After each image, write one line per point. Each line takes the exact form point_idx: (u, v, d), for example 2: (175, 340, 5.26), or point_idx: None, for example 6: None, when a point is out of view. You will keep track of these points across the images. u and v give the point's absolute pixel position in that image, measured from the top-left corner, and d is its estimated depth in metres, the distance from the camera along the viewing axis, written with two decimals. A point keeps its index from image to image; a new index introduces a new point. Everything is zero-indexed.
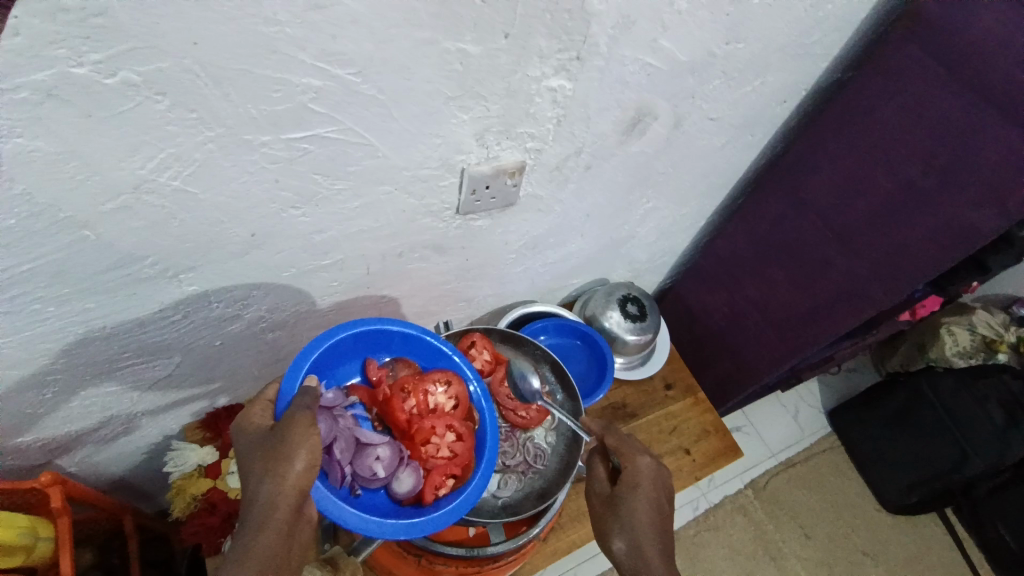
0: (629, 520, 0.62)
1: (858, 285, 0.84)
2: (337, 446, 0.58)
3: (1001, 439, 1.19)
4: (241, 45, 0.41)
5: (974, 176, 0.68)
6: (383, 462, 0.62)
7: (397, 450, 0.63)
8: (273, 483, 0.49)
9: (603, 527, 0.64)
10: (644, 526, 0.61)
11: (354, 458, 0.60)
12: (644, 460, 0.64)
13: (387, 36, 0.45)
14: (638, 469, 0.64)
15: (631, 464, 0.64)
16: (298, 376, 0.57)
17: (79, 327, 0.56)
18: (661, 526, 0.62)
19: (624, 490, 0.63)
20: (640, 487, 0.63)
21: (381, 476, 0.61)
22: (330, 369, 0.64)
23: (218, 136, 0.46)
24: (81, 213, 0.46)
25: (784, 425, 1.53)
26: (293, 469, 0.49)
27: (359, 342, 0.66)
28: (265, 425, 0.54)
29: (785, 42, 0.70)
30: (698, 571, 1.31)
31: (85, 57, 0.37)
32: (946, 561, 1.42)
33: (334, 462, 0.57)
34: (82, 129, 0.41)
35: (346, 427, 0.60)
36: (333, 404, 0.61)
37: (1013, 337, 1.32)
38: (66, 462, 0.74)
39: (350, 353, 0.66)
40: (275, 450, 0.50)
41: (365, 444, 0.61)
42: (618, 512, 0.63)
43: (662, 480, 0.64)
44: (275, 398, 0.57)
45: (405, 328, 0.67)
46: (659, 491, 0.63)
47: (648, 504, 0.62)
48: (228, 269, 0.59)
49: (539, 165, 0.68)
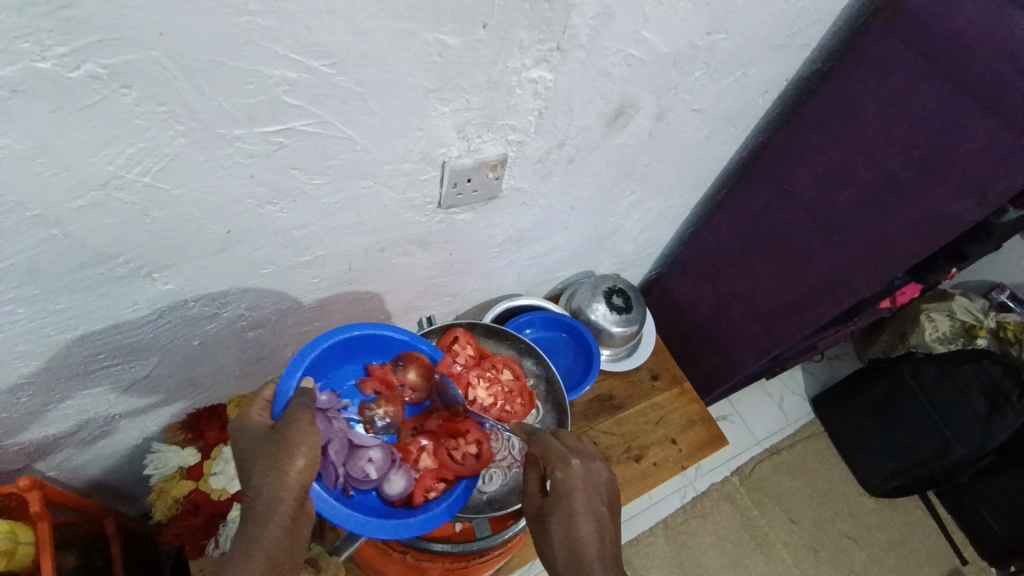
0: (564, 531, 0.56)
1: (840, 275, 0.85)
2: (333, 448, 0.57)
3: (983, 426, 1.22)
4: (212, 37, 0.40)
5: (953, 166, 0.69)
6: (375, 464, 0.61)
7: (390, 451, 0.63)
8: (277, 476, 0.48)
9: (541, 545, 0.58)
10: (582, 532, 0.56)
11: (347, 460, 0.59)
12: (576, 463, 0.59)
13: (364, 28, 0.44)
14: (571, 475, 0.58)
15: (562, 471, 0.58)
16: (295, 377, 0.57)
17: (53, 328, 0.54)
18: (601, 530, 0.56)
19: (557, 501, 0.57)
20: (572, 495, 0.57)
21: (374, 478, 0.60)
22: (324, 371, 0.63)
23: (191, 130, 0.44)
24: (49, 210, 0.45)
25: (769, 414, 1.55)
26: (295, 465, 0.49)
27: (351, 346, 0.65)
28: (265, 423, 0.53)
29: (767, 34, 0.70)
30: (686, 558, 1.33)
31: (50, 50, 0.36)
32: (927, 542, 1.45)
33: (329, 463, 0.56)
34: (49, 124, 0.39)
35: (340, 429, 0.59)
36: (327, 406, 0.60)
37: (992, 323, 1.35)
38: (44, 465, 0.73)
39: (348, 356, 0.66)
40: (281, 444, 0.49)
41: (359, 446, 0.60)
42: (552, 526, 0.57)
43: (595, 480, 0.59)
44: (273, 397, 0.56)
45: (397, 333, 0.66)
46: (593, 492, 0.58)
47: (582, 509, 0.57)
48: (206, 267, 0.58)
49: (522, 159, 0.67)
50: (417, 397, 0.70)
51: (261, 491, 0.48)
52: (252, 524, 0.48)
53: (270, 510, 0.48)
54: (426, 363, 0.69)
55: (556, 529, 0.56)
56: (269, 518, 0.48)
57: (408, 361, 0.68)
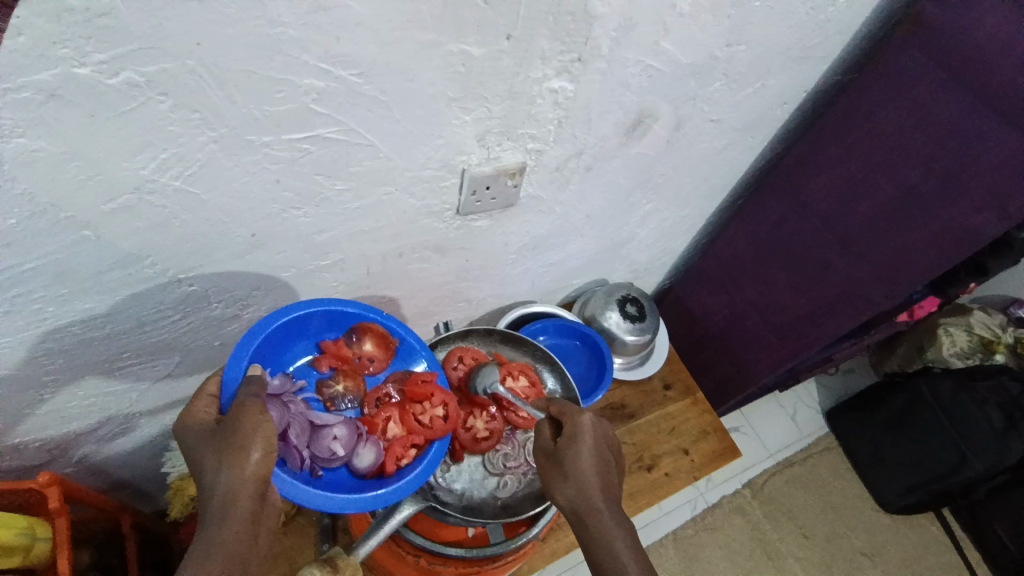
0: (573, 478, 0.58)
1: (857, 288, 0.84)
2: (293, 432, 0.56)
3: (1000, 441, 1.20)
4: (246, 47, 0.41)
5: (975, 179, 0.68)
6: (341, 441, 0.61)
7: (355, 427, 0.63)
8: (232, 470, 0.48)
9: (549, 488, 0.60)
10: (589, 478, 0.58)
11: (310, 442, 0.59)
12: (585, 417, 0.61)
13: (391, 38, 0.45)
14: (580, 425, 0.60)
15: (572, 420, 0.61)
16: (241, 366, 0.55)
17: (80, 327, 0.56)
18: (607, 478, 0.59)
19: (567, 448, 0.59)
20: (581, 443, 0.59)
21: (341, 454, 0.61)
22: (271, 356, 0.61)
23: (220, 136, 0.45)
24: (83, 212, 0.46)
25: (782, 426, 1.54)
26: (250, 459, 0.48)
27: (295, 327, 0.62)
28: (209, 420, 0.52)
29: (786, 45, 0.70)
30: (696, 571, 1.32)
31: (88, 57, 0.37)
32: (943, 561, 1.42)
33: (291, 447, 0.56)
34: (86, 128, 0.41)
35: (299, 412, 0.58)
36: (280, 391, 0.59)
37: (1011, 338, 1.32)
38: (65, 462, 0.74)
39: (296, 336, 0.63)
40: (240, 437, 0.48)
41: (320, 426, 0.60)
42: (561, 471, 0.59)
43: (604, 432, 0.61)
44: (219, 392, 0.55)
45: (340, 307, 0.63)
46: (602, 444, 0.60)
47: (589, 459, 0.59)
48: (229, 269, 0.59)
49: (540, 167, 0.68)
50: (375, 367, 0.68)
51: (215, 486, 0.48)
52: (209, 521, 0.48)
53: (228, 505, 0.48)
54: (380, 332, 0.67)
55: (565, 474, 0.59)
56: (226, 514, 0.47)
57: (362, 332, 0.66)
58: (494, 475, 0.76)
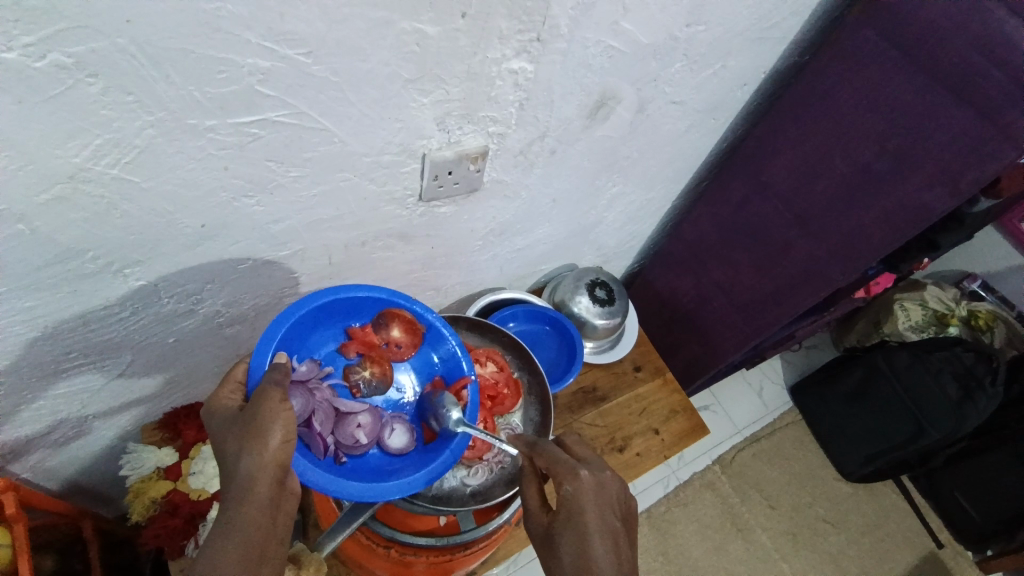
0: (577, 552, 0.54)
1: (816, 265, 0.87)
2: (318, 419, 0.57)
3: (956, 411, 1.24)
4: (178, 24, 0.38)
5: (926, 157, 0.70)
6: (364, 429, 0.61)
7: (378, 415, 0.62)
8: (254, 457, 0.46)
9: (549, 566, 0.55)
10: (597, 551, 0.53)
11: (335, 428, 0.59)
12: (586, 475, 0.57)
13: (339, 16, 0.43)
14: (581, 489, 0.56)
15: (571, 483, 0.56)
16: (268, 352, 0.54)
17: (20, 326, 0.53)
18: (615, 548, 0.54)
19: (569, 519, 0.55)
20: (584, 511, 0.55)
21: (364, 442, 0.60)
22: (297, 342, 0.60)
23: (159, 120, 0.43)
24: (14, 205, 0.43)
25: (750, 403, 1.58)
26: (270, 446, 0.47)
27: (324, 313, 0.62)
28: (234, 405, 0.51)
29: (744, 27, 0.71)
30: (669, 546, 1.36)
31: (15, 40, 0.35)
32: (903, 525, 1.49)
33: (316, 434, 0.56)
34: (15, 116, 0.38)
35: (324, 399, 0.59)
36: (307, 376, 0.59)
37: (964, 311, 1.39)
38: (18, 468, 0.71)
39: (324, 321, 0.63)
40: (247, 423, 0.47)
41: (346, 414, 0.60)
42: (561, 546, 0.55)
43: (608, 494, 0.57)
44: (246, 378, 0.54)
45: (373, 292, 0.63)
46: (606, 506, 0.56)
47: (596, 525, 0.55)
48: (180, 261, 0.56)
49: (503, 151, 0.67)
50: (403, 352, 0.68)
51: (236, 472, 0.46)
52: (228, 505, 0.46)
53: (228, 504, 0.47)
54: (409, 318, 0.66)
55: (566, 550, 0.54)
56: (246, 497, 0.46)
57: (390, 318, 0.65)
58: (465, 463, 0.76)
